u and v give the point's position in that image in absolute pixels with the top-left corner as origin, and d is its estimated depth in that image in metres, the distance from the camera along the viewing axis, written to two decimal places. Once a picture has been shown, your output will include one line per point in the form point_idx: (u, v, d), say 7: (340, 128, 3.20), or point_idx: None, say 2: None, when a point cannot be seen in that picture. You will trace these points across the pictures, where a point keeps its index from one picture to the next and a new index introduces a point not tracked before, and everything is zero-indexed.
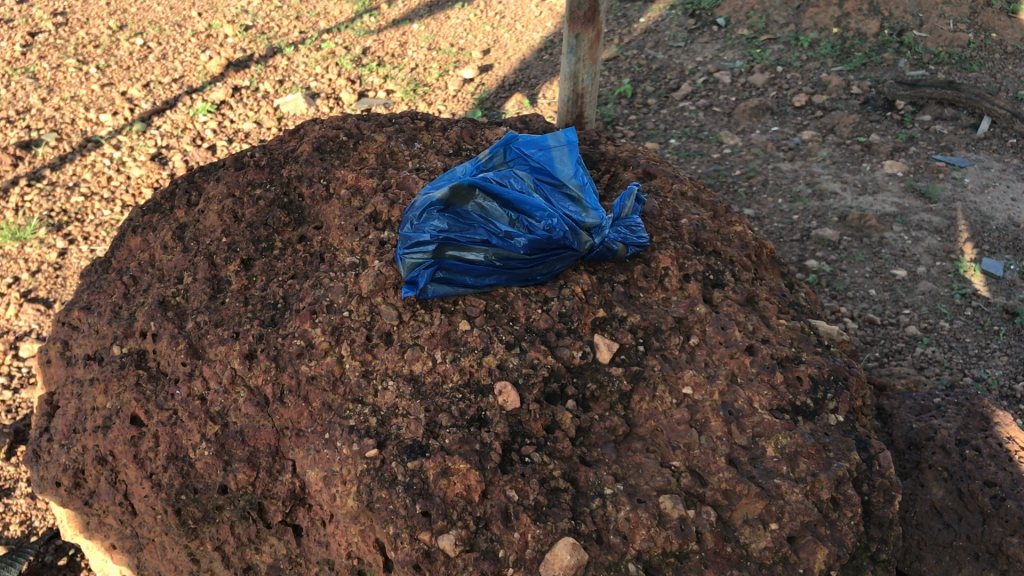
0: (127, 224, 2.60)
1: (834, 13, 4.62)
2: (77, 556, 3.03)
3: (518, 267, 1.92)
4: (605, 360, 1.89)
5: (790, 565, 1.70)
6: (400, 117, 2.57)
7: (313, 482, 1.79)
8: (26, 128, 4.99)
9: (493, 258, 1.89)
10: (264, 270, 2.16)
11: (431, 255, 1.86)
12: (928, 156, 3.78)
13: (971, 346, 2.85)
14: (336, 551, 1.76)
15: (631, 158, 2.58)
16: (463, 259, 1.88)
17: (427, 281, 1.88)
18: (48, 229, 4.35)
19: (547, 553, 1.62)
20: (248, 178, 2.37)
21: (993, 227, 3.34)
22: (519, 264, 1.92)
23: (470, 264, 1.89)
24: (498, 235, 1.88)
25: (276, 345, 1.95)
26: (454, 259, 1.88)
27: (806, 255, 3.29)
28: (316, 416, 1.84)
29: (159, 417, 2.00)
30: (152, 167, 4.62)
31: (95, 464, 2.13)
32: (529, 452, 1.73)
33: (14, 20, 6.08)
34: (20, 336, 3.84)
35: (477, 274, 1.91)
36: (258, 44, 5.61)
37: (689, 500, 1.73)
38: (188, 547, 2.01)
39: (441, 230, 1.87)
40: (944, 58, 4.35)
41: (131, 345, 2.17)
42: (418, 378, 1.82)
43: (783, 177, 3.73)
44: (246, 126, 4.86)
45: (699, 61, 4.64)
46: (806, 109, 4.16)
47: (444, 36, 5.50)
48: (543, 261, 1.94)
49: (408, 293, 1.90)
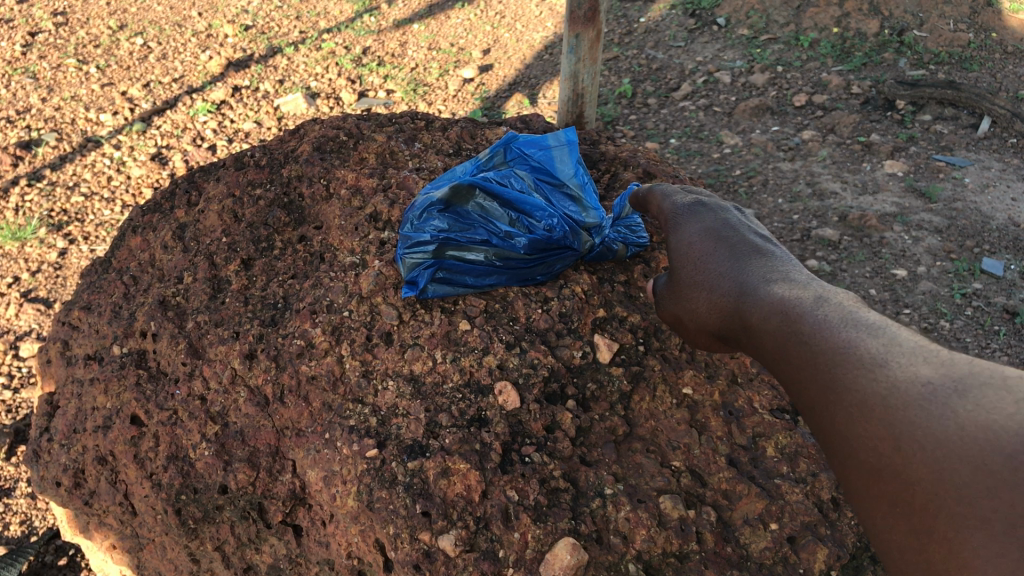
0: (127, 224, 2.61)
1: (834, 13, 4.62)
2: (77, 556, 3.03)
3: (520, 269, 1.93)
4: (605, 360, 1.89)
5: (790, 565, 1.70)
6: (400, 117, 2.57)
7: (313, 482, 1.79)
8: (26, 128, 5.00)
9: (493, 258, 1.90)
10: (265, 270, 2.16)
11: (430, 255, 1.87)
12: (928, 156, 3.78)
13: (970, 347, 2.86)
14: (337, 551, 1.77)
15: (631, 158, 2.57)
16: (463, 259, 1.89)
17: (427, 283, 1.89)
18: (48, 229, 4.36)
19: (547, 553, 1.61)
20: (248, 178, 2.37)
21: (993, 227, 3.35)
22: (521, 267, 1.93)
23: (470, 264, 1.90)
24: (500, 235, 1.90)
25: (276, 344, 1.95)
26: (454, 259, 1.89)
27: (807, 255, 3.28)
28: (316, 416, 1.84)
29: (159, 417, 2.01)
30: (152, 167, 4.62)
31: (95, 464, 2.14)
32: (529, 452, 1.72)
33: (14, 20, 6.08)
34: (20, 336, 3.85)
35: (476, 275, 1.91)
36: (258, 44, 5.60)
37: (689, 500, 1.73)
38: (188, 547, 2.01)
39: (441, 231, 1.89)
40: (944, 58, 4.35)
41: (131, 345, 2.18)
42: (418, 378, 1.82)
43: (783, 177, 3.72)
44: (246, 126, 4.85)
45: (699, 61, 4.65)
46: (806, 109, 4.16)
47: (444, 36, 5.50)
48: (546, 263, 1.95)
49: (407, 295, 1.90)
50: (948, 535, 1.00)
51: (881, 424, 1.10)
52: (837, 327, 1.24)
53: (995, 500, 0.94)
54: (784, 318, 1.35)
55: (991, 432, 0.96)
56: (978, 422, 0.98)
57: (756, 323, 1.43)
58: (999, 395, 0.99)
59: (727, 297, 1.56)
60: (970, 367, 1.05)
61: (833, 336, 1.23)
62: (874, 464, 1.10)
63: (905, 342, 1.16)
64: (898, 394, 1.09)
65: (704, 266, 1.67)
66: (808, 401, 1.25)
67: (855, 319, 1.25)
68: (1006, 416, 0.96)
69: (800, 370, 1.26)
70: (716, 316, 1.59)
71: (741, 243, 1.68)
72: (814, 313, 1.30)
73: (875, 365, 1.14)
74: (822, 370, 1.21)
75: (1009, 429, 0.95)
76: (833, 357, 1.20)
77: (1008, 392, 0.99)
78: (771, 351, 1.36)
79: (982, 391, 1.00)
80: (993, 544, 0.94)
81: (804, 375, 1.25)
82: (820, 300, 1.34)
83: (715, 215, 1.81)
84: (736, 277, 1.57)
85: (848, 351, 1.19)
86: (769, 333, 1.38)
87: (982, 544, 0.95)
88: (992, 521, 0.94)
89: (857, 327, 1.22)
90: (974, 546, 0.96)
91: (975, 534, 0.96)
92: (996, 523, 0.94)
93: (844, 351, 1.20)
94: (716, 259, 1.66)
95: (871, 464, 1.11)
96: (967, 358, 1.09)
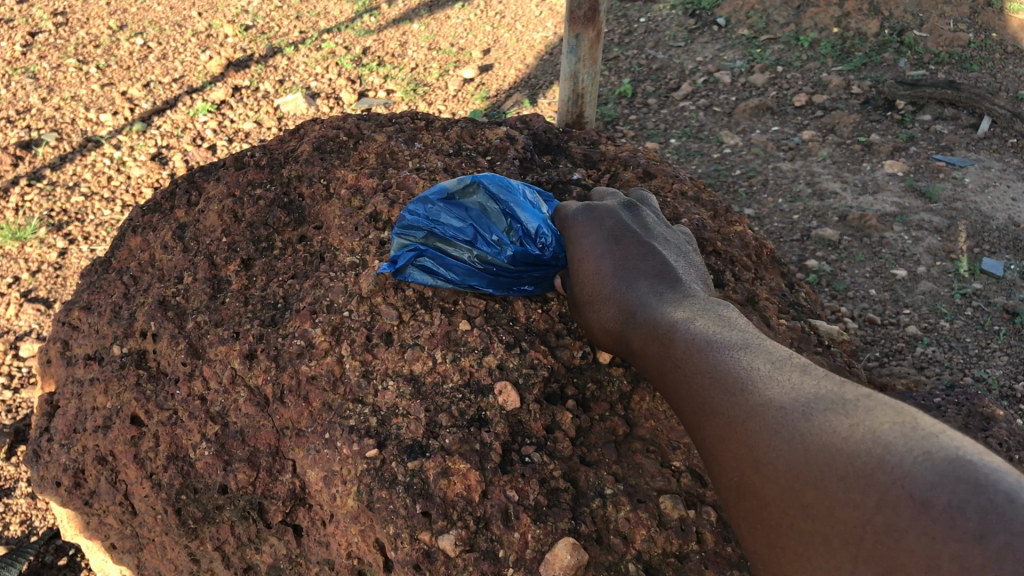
0: (127, 224, 2.61)
1: (835, 13, 4.63)
2: (77, 556, 3.02)
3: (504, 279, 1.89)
4: (605, 360, 1.89)
5: None
6: (400, 117, 2.56)
7: (313, 481, 1.79)
8: (26, 128, 5.00)
9: (478, 258, 1.87)
10: (264, 270, 2.16)
11: (420, 237, 1.87)
12: (928, 156, 3.78)
13: (971, 346, 2.84)
14: (336, 551, 1.77)
15: (632, 158, 2.57)
16: (449, 250, 1.87)
17: (409, 267, 1.87)
18: (48, 229, 4.36)
19: (547, 553, 1.60)
20: (249, 178, 2.38)
21: (993, 227, 3.35)
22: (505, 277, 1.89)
23: (455, 256, 1.87)
24: (491, 241, 1.87)
25: (277, 345, 1.95)
26: (441, 248, 1.87)
27: (806, 255, 3.27)
28: (316, 416, 1.84)
29: (160, 417, 2.01)
30: (152, 167, 4.61)
31: (96, 464, 2.15)
32: (529, 452, 1.72)
33: (14, 20, 6.08)
34: (20, 336, 3.85)
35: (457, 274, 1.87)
36: (258, 44, 5.60)
37: (689, 500, 1.73)
38: (188, 547, 2.01)
39: (436, 217, 1.88)
40: (944, 58, 4.34)
41: (131, 345, 2.18)
42: (418, 378, 1.81)
43: (783, 177, 3.72)
44: (246, 126, 4.84)
45: (699, 61, 4.66)
46: (806, 109, 4.16)
47: (444, 36, 5.50)
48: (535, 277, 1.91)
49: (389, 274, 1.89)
50: (796, 546, 1.17)
51: (739, 442, 1.29)
52: (708, 354, 1.44)
53: (831, 514, 1.11)
54: (663, 343, 1.54)
55: (828, 455, 1.14)
56: (819, 444, 1.16)
57: (639, 345, 1.61)
58: (837, 421, 1.17)
59: (614, 321, 1.70)
60: (815, 394, 1.25)
61: (704, 362, 1.43)
62: (739, 480, 1.29)
63: (762, 365, 1.36)
64: (755, 417, 1.28)
65: (592, 276, 1.78)
66: (685, 418, 1.46)
67: (723, 344, 1.45)
68: (839, 440, 1.14)
69: (677, 391, 1.47)
70: (609, 335, 1.73)
71: (632, 244, 1.80)
72: (686, 334, 1.50)
73: (737, 390, 1.34)
74: (696, 393, 1.41)
75: (841, 452, 1.13)
76: (705, 379, 1.40)
77: (844, 417, 1.17)
78: (657, 373, 1.56)
79: (824, 417, 1.19)
80: (830, 554, 1.10)
81: (682, 396, 1.46)
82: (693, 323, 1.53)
83: (606, 218, 1.88)
84: (619, 292, 1.71)
85: (718, 375, 1.39)
86: (651, 357, 1.57)
87: (824, 557, 1.11)
88: (829, 536, 1.10)
89: (722, 349, 1.43)
90: (816, 557, 1.13)
91: (818, 548, 1.12)
92: (832, 535, 1.10)
93: (715, 376, 1.39)
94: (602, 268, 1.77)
95: (735, 479, 1.30)
96: (811, 384, 1.28)
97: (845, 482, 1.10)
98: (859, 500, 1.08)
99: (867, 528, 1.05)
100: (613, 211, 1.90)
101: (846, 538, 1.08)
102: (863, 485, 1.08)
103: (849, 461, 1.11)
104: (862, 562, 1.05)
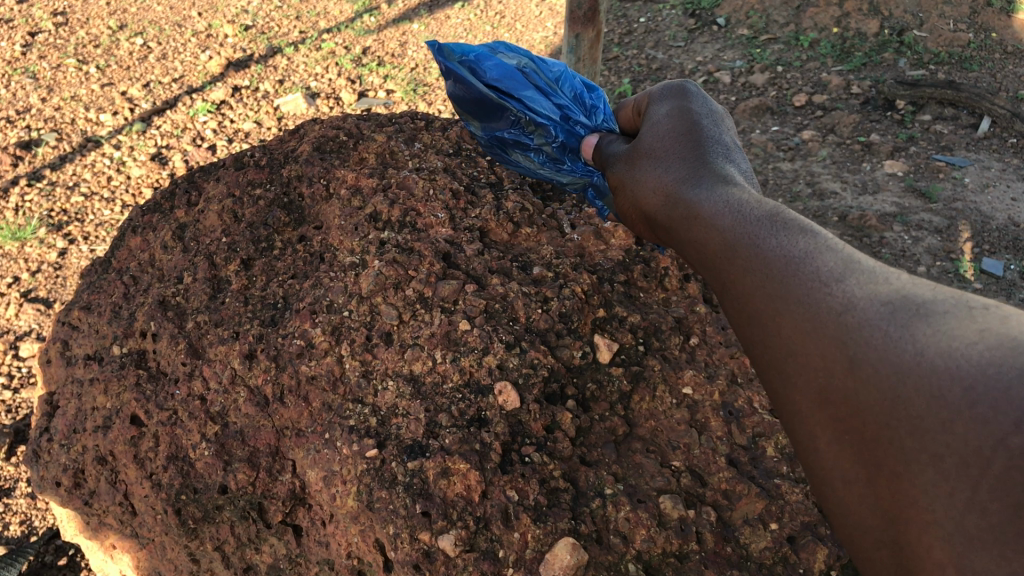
0: (127, 224, 2.62)
1: (834, 13, 4.64)
2: (77, 557, 3.02)
3: (541, 105, 2.19)
4: (605, 360, 1.89)
5: (791, 565, 1.69)
6: (400, 116, 2.56)
7: (314, 481, 1.79)
8: (26, 128, 5.00)
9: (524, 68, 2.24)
10: (264, 270, 2.15)
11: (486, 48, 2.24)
12: (928, 156, 3.78)
13: None
14: (336, 551, 1.77)
15: None
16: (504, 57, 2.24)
17: (459, 59, 2.14)
18: (48, 229, 4.36)
19: (547, 553, 1.60)
20: (248, 178, 2.38)
21: (993, 227, 3.36)
22: (544, 102, 2.20)
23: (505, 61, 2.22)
24: (543, 73, 2.26)
25: (276, 345, 1.94)
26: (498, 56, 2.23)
27: None
28: (316, 416, 1.84)
29: (160, 417, 2.02)
30: (152, 167, 4.60)
31: (96, 464, 2.15)
32: (529, 452, 1.72)
33: (14, 20, 6.09)
34: (20, 336, 3.86)
35: (503, 75, 2.19)
36: (258, 44, 5.60)
37: (689, 500, 1.73)
38: (188, 547, 2.01)
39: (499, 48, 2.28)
40: (944, 58, 4.34)
41: (131, 345, 2.19)
42: (418, 378, 1.81)
43: (783, 178, 3.72)
44: (246, 126, 4.83)
45: (699, 61, 4.67)
46: (806, 109, 4.16)
47: (443, 36, 5.49)
48: (571, 118, 2.21)
49: (435, 52, 2.10)
50: (897, 464, 1.05)
51: (835, 341, 1.13)
52: (792, 236, 1.28)
53: (947, 434, 0.99)
54: (738, 223, 1.36)
55: (948, 363, 1.00)
56: (937, 350, 1.02)
57: (705, 216, 1.44)
58: (960, 328, 1.02)
59: (665, 186, 1.60)
60: (929, 296, 1.09)
61: (791, 246, 1.27)
62: (827, 382, 1.14)
63: (862, 259, 1.21)
64: (855, 313, 1.12)
65: (667, 154, 1.69)
66: (744, 307, 1.30)
67: (814, 235, 1.28)
68: (963, 348, 0.99)
69: (748, 278, 1.30)
70: (653, 199, 1.63)
71: (700, 132, 1.70)
72: (763, 211, 1.36)
73: (832, 282, 1.18)
74: (774, 278, 1.25)
75: (966, 365, 0.98)
76: (785, 260, 1.26)
77: (969, 323, 1.02)
78: (714, 243, 1.40)
79: (941, 320, 1.04)
80: (942, 476, 0.99)
81: (752, 280, 1.29)
82: (776, 206, 1.37)
83: (683, 102, 1.83)
84: (694, 169, 1.58)
85: (806, 266, 1.23)
86: (717, 232, 1.40)
87: (933, 477, 1.00)
88: (944, 454, 0.99)
89: (801, 231, 1.29)
90: (920, 478, 1.02)
91: (925, 464, 1.01)
92: (948, 453, 0.99)
93: (800, 265, 1.23)
94: (678, 152, 1.67)
95: (816, 380, 1.16)
96: (921, 285, 1.13)
97: (967, 396, 0.97)
98: (986, 418, 0.95)
99: (995, 448, 0.94)
100: (688, 94, 1.85)
101: (965, 458, 0.97)
102: (992, 402, 0.95)
103: (979, 370, 0.97)
104: (984, 488, 0.95)
